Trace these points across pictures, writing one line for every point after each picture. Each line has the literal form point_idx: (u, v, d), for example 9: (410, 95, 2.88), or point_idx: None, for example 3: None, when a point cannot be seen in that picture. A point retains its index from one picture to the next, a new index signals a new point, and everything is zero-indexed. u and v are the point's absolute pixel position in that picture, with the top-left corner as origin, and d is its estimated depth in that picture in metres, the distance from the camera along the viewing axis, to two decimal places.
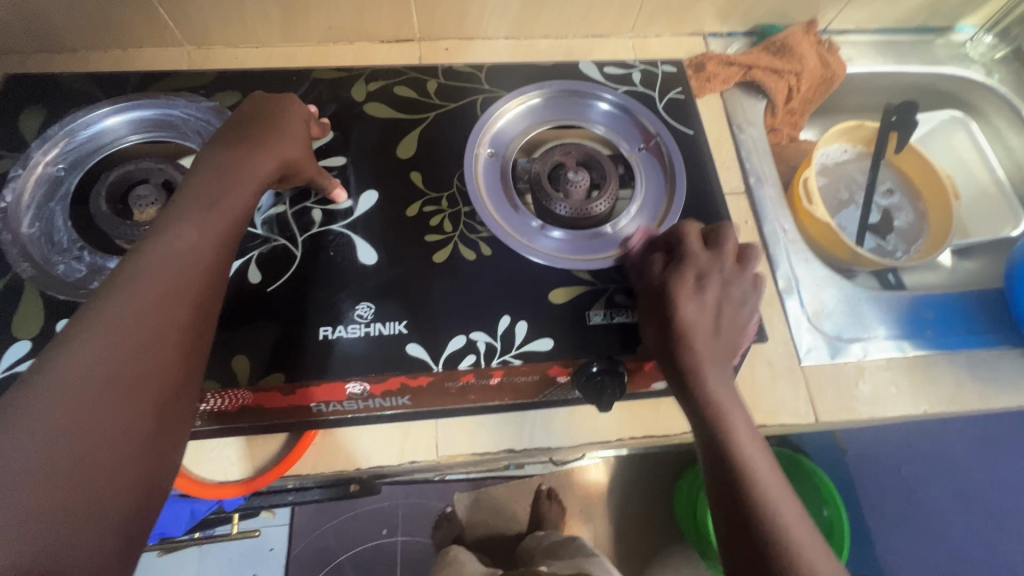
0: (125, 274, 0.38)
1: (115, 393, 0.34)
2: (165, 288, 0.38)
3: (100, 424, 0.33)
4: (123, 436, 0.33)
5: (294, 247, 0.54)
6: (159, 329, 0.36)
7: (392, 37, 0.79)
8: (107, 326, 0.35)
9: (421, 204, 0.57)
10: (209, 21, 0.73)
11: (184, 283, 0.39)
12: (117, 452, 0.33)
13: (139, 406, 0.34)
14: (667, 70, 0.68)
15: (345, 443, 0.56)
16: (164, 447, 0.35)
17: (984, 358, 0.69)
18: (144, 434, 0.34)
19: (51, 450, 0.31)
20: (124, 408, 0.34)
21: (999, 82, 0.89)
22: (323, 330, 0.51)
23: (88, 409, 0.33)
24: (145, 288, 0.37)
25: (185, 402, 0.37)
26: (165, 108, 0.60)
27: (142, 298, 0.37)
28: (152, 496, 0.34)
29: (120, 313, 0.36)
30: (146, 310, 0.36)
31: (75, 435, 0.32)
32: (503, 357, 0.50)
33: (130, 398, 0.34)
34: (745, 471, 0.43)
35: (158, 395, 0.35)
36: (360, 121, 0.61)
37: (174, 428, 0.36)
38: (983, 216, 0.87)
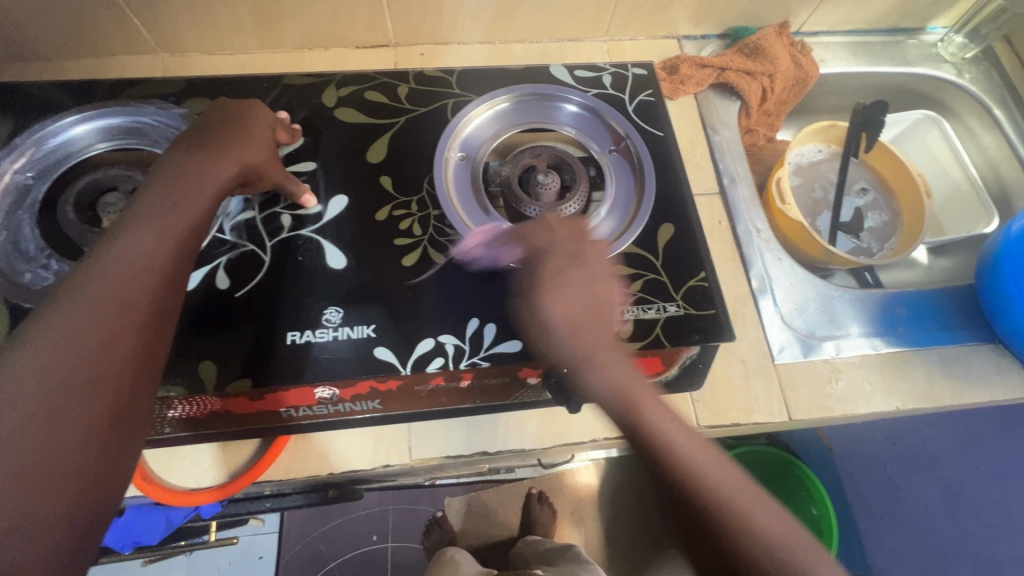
0: (81, 276, 0.36)
1: (67, 399, 0.33)
2: (121, 291, 0.37)
3: (49, 432, 0.31)
4: (76, 444, 0.32)
5: (263, 252, 0.54)
6: (115, 332, 0.35)
7: (368, 43, 0.80)
8: (60, 329, 0.34)
9: (391, 208, 0.58)
10: (182, 29, 0.73)
11: (142, 285, 0.37)
12: (69, 459, 0.32)
13: (92, 413, 0.33)
14: (638, 72, 0.68)
15: (318, 447, 0.57)
16: (119, 455, 0.34)
17: (956, 354, 0.69)
18: (98, 440, 0.33)
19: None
20: (77, 415, 0.32)
21: (970, 82, 0.90)
22: (291, 335, 0.51)
23: (38, 416, 0.32)
24: (100, 291, 0.36)
25: (144, 408, 0.36)
26: (135, 115, 0.60)
27: (96, 301, 0.35)
28: (106, 502, 0.33)
29: (74, 316, 0.35)
30: (100, 314, 0.35)
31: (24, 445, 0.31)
32: (471, 359, 0.51)
33: (81, 405, 0.33)
34: (689, 477, 0.37)
35: (113, 400, 0.34)
36: (330, 126, 0.61)
37: (131, 435, 0.35)
38: (957, 213, 0.88)
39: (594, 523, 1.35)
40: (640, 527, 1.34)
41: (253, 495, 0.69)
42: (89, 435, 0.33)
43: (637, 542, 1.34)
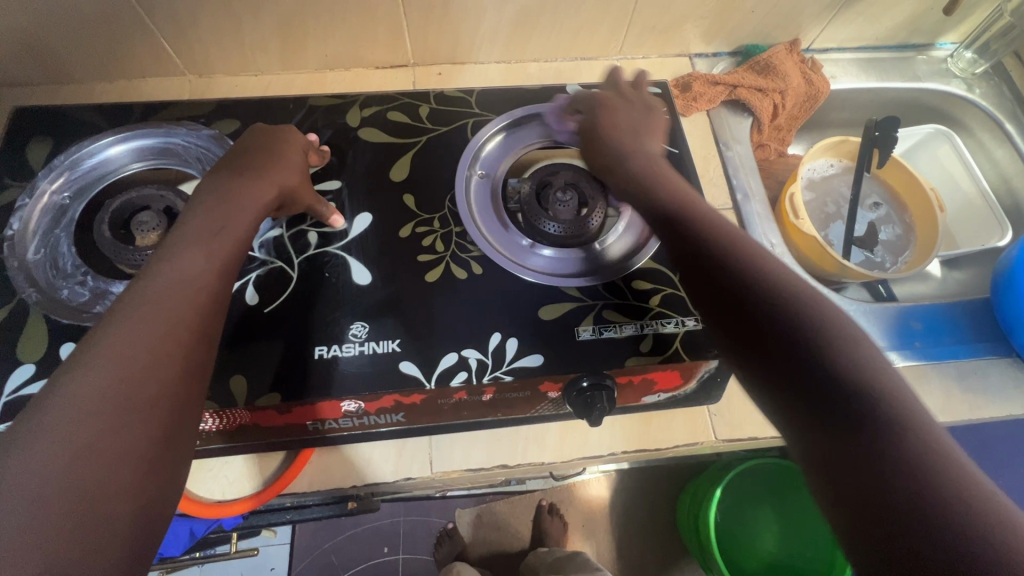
0: (131, 298, 0.38)
1: (123, 414, 0.34)
2: (169, 311, 0.39)
3: (107, 446, 0.32)
4: (131, 459, 0.33)
5: (291, 269, 0.56)
6: (163, 350, 0.37)
7: (387, 63, 0.82)
8: (112, 350, 0.36)
9: (414, 225, 0.59)
10: (210, 51, 0.76)
11: (189, 305, 0.40)
12: (126, 469, 0.33)
13: (146, 428, 0.34)
14: (653, 92, 0.70)
15: (342, 459, 0.58)
16: (169, 468, 0.35)
17: (973, 366, 0.70)
18: (153, 452, 0.34)
19: (63, 468, 0.31)
20: (133, 428, 0.34)
21: (981, 96, 0.90)
22: (319, 349, 0.52)
23: (97, 431, 0.33)
24: (150, 312, 0.38)
25: (189, 425, 0.38)
26: (166, 136, 0.62)
27: (146, 321, 0.37)
28: (158, 514, 0.34)
29: (124, 336, 0.36)
30: (154, 333, 0.37)
31: (85, 459, 0.32)
32: (494, 373, 0.51)
33: (136, 421, 0.34)
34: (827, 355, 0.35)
35: (164, 414, 0.36)
36: (354, 146, 0.63)
37: (179, 451, 0.36)
38: (970, 226, 0.88)
39: (606, 536, 1.35)
40: (653, 542, 1.33)
41: (274, 507, 0.70)
42: (144, 449, 0.34)
43: (649, 555, 1.33)
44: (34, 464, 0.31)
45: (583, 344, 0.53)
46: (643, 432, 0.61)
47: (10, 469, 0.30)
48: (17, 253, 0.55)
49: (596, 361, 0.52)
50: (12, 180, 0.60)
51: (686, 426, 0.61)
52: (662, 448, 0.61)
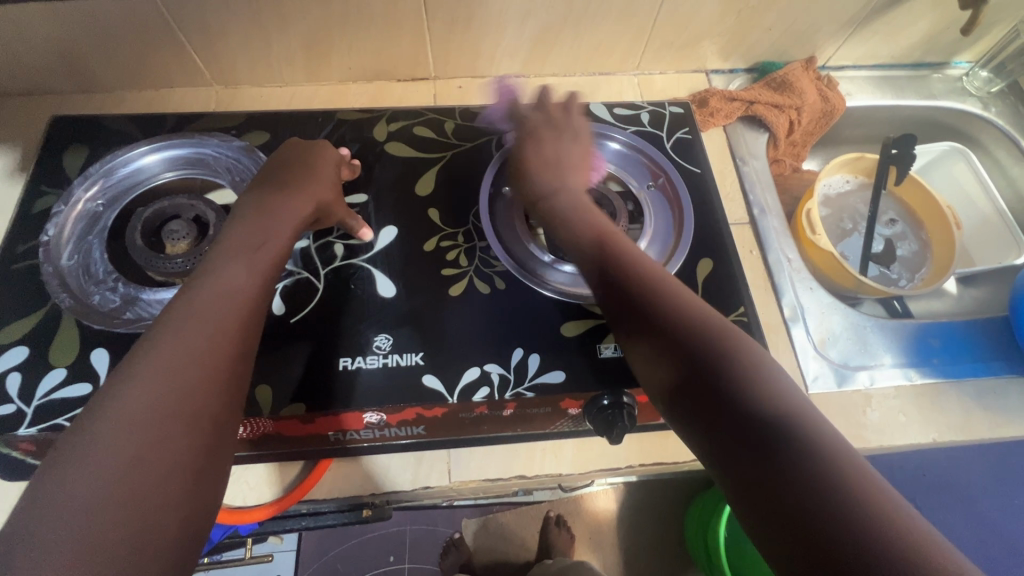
0: (174, 313, 0.40)
1: (166, 429, 0.34)
2: (209, 326, 0.40)
3: (152, 460, 0.33)
4: (175, 474, 0.33)
5: (317, 280, 0.57)
6: (204, 365, 0.38)
7: (409, 76, 0.83)
8: (153, 366, 0.36)
9: (438, 239, 0.60)
10: (238, 63, 0.78)
11: (228, 320, 0.41)
12: (168, 484, 0.33)
13: (187, 443, 0.35)
14: (675, 111, 0.71)
15: (362, 469, 0.58)
16: (206, 483, 0.35)
17: (992, 386, 0.69)
18: (193, 468, 0.35)
19: (109, 482, 0.31)
20: (176, 443, 0.34)
21: (997, 115, 0.91)
22: (344, 360, 0.53)
23: (142, 446, 0.33)
24: (193, 327, 0.39)
25: (225, 439, 0.38)
26: (198, 147, 0.64)
27: (189, 337, 0.38)
28: (198, 529, 0.34)
29: (170, 351, 0.37)
30: (194, 349, 0.38)
31: (130, 473, 0.32)
32: (517, 389, 0.52)
33: (178, 436, 0.35)
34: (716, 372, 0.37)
35: (204, 429, 0.36)
36: (380, 159, 0.64)
37: (218, 466, 0.37)
38: (987, 244, 0.88)
39: (613, 549, 1.34)
40: (660, 556, 1.32)
41: (289, 513, 0.71)
42: (185, 464, 0.34)
43: (656, 568, 1.32)
44: (82, 478, 0.31)
45: (605, 361, 0.54)
46: (661, 446, 0.61)
47: (59, 484, 0.31)
48: (51, 259, 0.56)
49: (617, 378, 0.53)
50: (47, 187, 0.61)
51: None
52: (679, 462, 0.61)
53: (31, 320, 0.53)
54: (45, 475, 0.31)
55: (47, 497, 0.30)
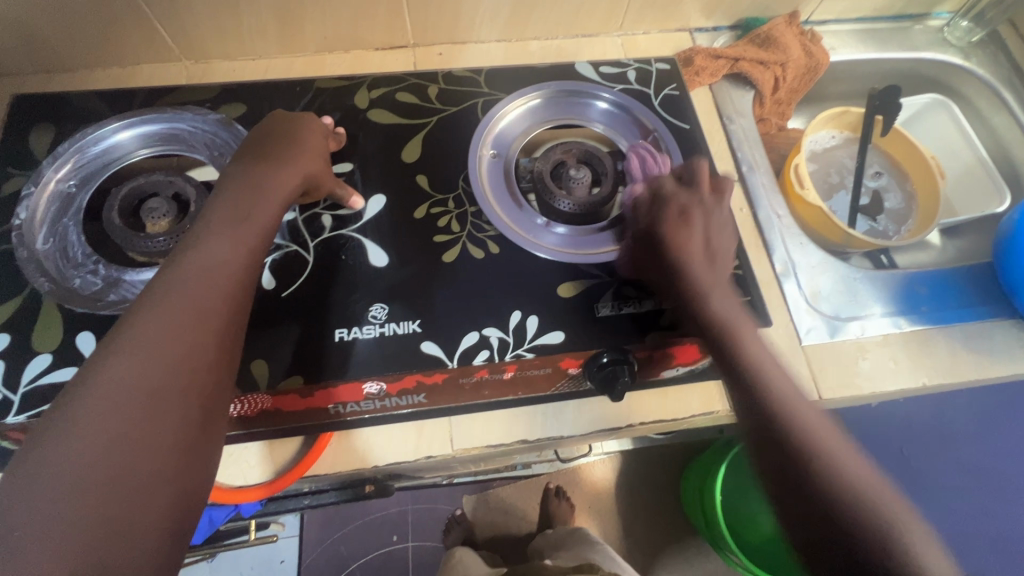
0: (157, 287, 0.38)
1: (155, 402, 0.34)
2: (197, 299, 0.39)
3: (143, 433, 0.33)
4: (167, 447, 0.33)
5: (306, 252, 0.55)
6: (193, 339, 0.37)
7: (387, 45, 0.81)
8: (138, 341, 0.35)
9: (428, 206, 0.59)
10: (207, 35, 0.74)
11: (216, 293, 0.40)
12: (160, 459, 0.33)
13: (179, 415, 0.34)
14: (661, 67, 0.69)
15: (360, 443, 0.57)
16: (200, 458, 0.35)
17: (978, 330, 0.71)
18: (185, 442, 0.34)
19: (99, 457, 0.31)
20: (166, 416, 0.34)
21: (977, 65, 0.91)
22: (339, 332, 0.52)
23: (130, 422, 0.33)
24: (180, 300, 0.38)
25: (219, 413, 0.37)
26: (172, 122, 0.61)
27: (176, 311, 0.37)
28: (191, 504, 0.34)
29: (157, 325, 0.36)
30: (180, 323, 0.37)
31: (118, 449, 0.31)
32: (516, 351, 0.52)
33: (168, 410, 0.34)
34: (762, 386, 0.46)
35: (196, 404, 0.36)
36: (363, 127, 0.62)
37: (212, 440, 0.36)
38: (969, 194, 0.89)
39: (613, 516, 1.37)
40: (659, 517, 1.36)
41: (291, 492, 0.71)
42: (177, 439, 0.34)
43: (656, 531, 1.36)
44: (70, 455, 0.31)
45: (603, 320, 0.54)
46: (662, 403, 0.61)
47: (43, 462, 0.30)
48: (25, 243, 0.54)
49: (615, 335, 0.53)
50: (14, 169, 0.58)
51: (701, 396, 0.62)
52: (680, 418, 0.61)
53: (8, 308, 0.51)
54: (30, 451, 0.31)
55: (38, 473, 0.30)
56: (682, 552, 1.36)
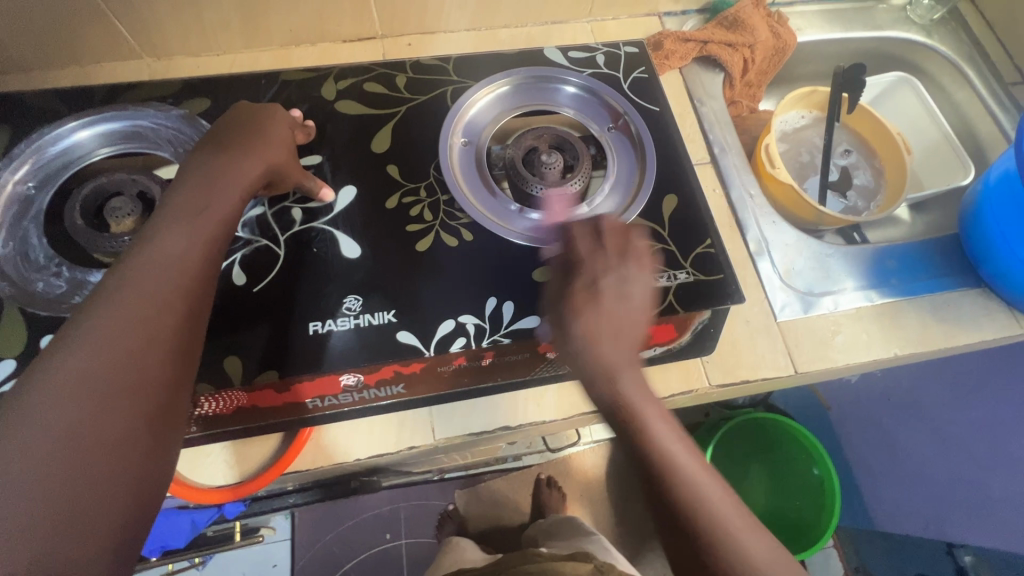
0: (107, 289, 0.39)
1: (107, 402, 0.35)
2: (151, 300, 0.39)
3: (94, 433, 0.34)
4: (119, 446, 0.34)
5: (277, 246, 0.55)
6: (145, 340, 0.38)
7: (355, 36, 0.80)
8: (94, 342, 0.36)
9: (400, 196, 0.58)
10: (168, 31, 0.73)
11: (172, 295, 0.40)
12: (116, 458, 0.34)
13: (131, 416, 0.35)
14: (630, 50, 0.70)
15: (341, 436, 0.58)
16: (159, 456, 0.36)
17: (946, 299, 0.72)
18: (142, 440, 0.36)
19: (56, 456, 0.32)
20: (122, 416, 0.35)
21: (939, 42, 0.93)
22: (313, 325, 0.52)
23: (85, 422, 0.34)
24: (134, 302, 0.38)
25: (178, 410, 0.39)
26: (133, 119, 0.60)
27: (126, 313, 0.38)
28: (149, 499, 0.36)
29: (107, 327, 0.37)
30: (135, 325, 0.38)
31: (74, 448, 0.33)
32: (493, 337, 0.52)
33: (125, 410, 0.35)
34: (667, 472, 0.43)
35: (153, 404, 0.37)
36: (331, 119, 0.61)
37: (171, 438, 0.38)
38: (936, 168, 0.91)
39: (605, 503, 1.38)
40: None
41: (274, 491, 0.70)
42: (135, 438, 0.35)
43: (645, 515, 1.38)
44: (25, 454, 0.32)
45: None
46: None
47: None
48: None
49: None
50: None
51: (680, 376, 0.63)
52: (659, 398, 0.62)
53: None
54: None
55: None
56: None
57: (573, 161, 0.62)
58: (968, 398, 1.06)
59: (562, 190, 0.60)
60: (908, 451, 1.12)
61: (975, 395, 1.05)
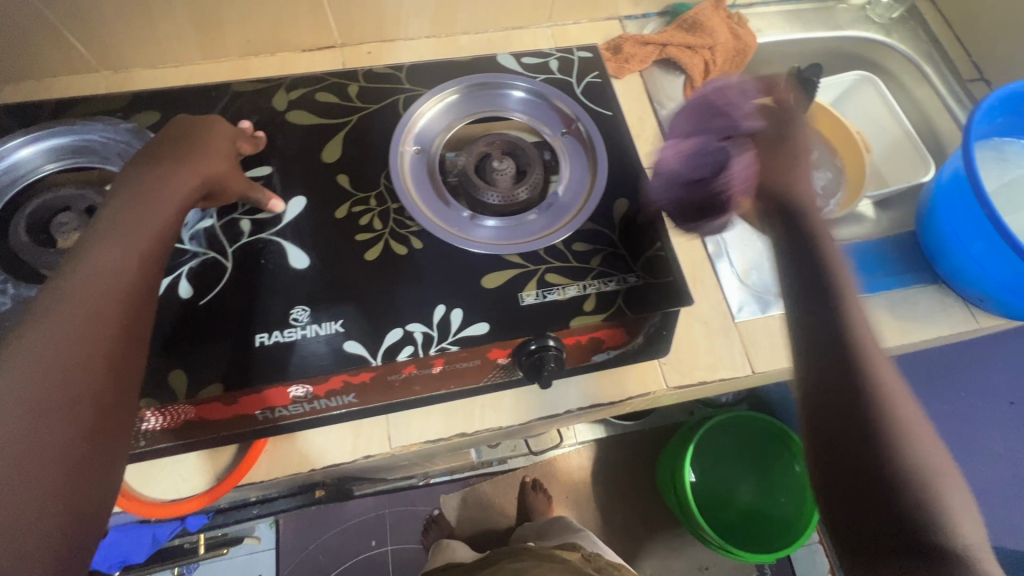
0: (44, 307, 0.38)
1: (44, 418, 0.35)
2: (88, 314, 0.39)
3: (29, 453, 0.33)
4: (56, 467, 0.34)
5: (224, 258, 0.55)
6: (85, 354, 0.37)
7: (314, 46, 0.80)
8: (27, 358, 0.36)
9: (350, 205, 0.58)
10: (123, 43, 0.73)
11: (108, 309, 0.40)
12: (50, 474, 0.34)
13: (69, 435, 0.35)
14: (583, 56, 0.70)
15: (296, 449, 0.58)
16: (99, 471, 0.36)
17: (903, 296, 0.73)
18: (80, 456, 0.35)
19: None
20: (58, 433, 0.35)
21: (898, 41, 0.94)
22: (260, 337, 0.51)
23: (17, 439, 0.33)
24: (71, 316, 0.38)
25: (119, 424, 0.39)
26: (82, 134, 0.60)
27: (60, 328, 0.37)
28: (89, 515, 0.35)
29: (41, 342, 0.37)
30: (71, 340, 0.37)
31: (4, 466, 0.32)
32: (441, 344, 0.52)
33: (61, 426, 0.35)
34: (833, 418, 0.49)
35: (93, 418, 0.37)
36: (283, 129, 0.62)
37: (113, 451, 0.38)
38: (899, 164, 0.91)
39: (590, 503, 1.38)
40: (634, 501, 1.38)
41: (237, 502, 0.70)
42: (71, 453, 0.35)
43: (632, 516, 1.38)
44: None
45: (527, 309, 0.54)
46: (598, 387, 0.63)
47: None
48: None
49: (539, 322, 0.54)
50: None
51: (636, 378, 0.64)
52: (616, 401, 0.63)
53: None
54: None
55: None
56: (661, 534, 1.38)
57: (528, 167, 0.62)
58: (938, 392, 1.10)
59: (516, 197, 0.61)
60: None
61: (943, 390, 1.10)
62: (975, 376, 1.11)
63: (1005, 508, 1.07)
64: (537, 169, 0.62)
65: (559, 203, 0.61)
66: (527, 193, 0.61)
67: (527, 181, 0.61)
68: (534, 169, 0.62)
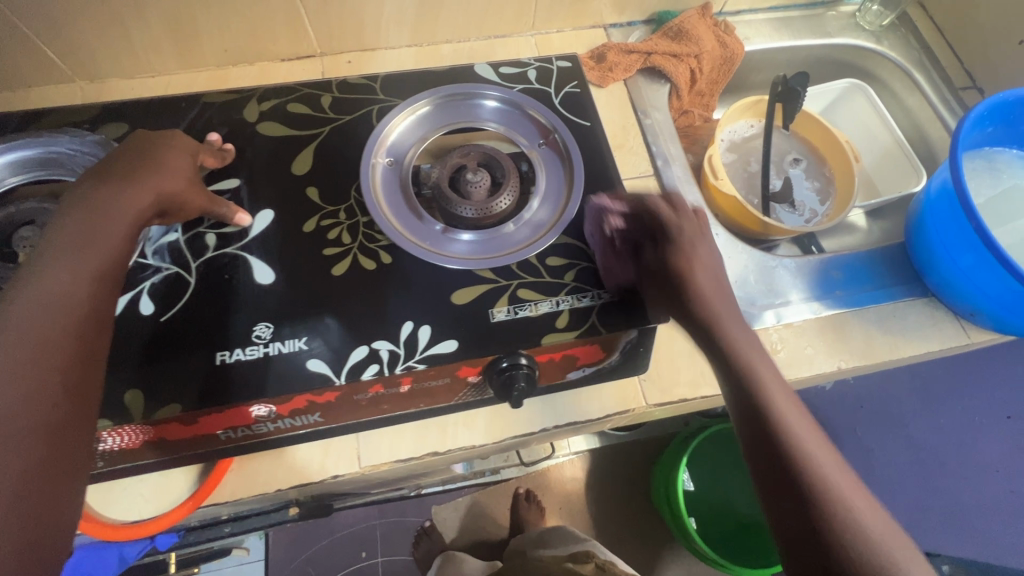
0: None
1: None
2: (35, 338, 0.37)
3: None
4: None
5: (187, 273, 0.54)
6: (31, 379, 0.36)
7: (293, 55, 0.79)
8: None
9: (318, 219, 0.57)
10: (98, 54, 0.72)
11: (56, 332, 0.39)
12: None
13: (15, 465, 0.34)
14: (562, 65, 0.69)
15: (262, 469, 0.57)
16: (48, 500, 0.34)
17: (892, 310, 0.71)
18: (26, 485, 0.34)
19: None
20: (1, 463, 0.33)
21: (889, 48, 0.92)
22: (221, 355, 0.50)
23: None
24: (18, 339, 0.37)
25: (74, 449, 0.37)
26: (47, 146, 0.59)
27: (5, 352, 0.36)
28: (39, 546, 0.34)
29: None
30: (16, 364, 0.36)
31: None
32: (407, 363, 0.50)
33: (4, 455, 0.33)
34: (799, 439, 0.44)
35: (41, 445, 0.35)
36: (252, 141, 0.60)
37: (65, 479, 0.36)
38: (890, 174, 0.90)
39: (584, 515, 1.35)
40: (629, 513, 1.36)
41: (209, 520, 0.68)
42: (16, 483, 0.33)
43: (626, 529, 1.35)
44: None
45: (497, 326, 0.53)
46: (575, 404, 0.61)
47: None
48: None
49: (509, 339, 0.52)
50: None
51: (614, 395, 0.62)
52: (593, 419, 0.61)
53: None
54: None
55: None
56: (656, 547, 1.36)
57: (503, 178, 0.60)
58: (933, 406, 1.08)
59: (491, 209, 0.59)
60: (885, 457, 1.07)
61: (939, 403, 1.08)
62: (970, 387, 1.09)
63: (1004, 524, 1.05)
64: (513, 180, 0.60)
65: (534, 216, 0.60)
66: (502, 204, 0.59)
67: (503, 193, 0.59)
68: (509, 180, 0.60)
